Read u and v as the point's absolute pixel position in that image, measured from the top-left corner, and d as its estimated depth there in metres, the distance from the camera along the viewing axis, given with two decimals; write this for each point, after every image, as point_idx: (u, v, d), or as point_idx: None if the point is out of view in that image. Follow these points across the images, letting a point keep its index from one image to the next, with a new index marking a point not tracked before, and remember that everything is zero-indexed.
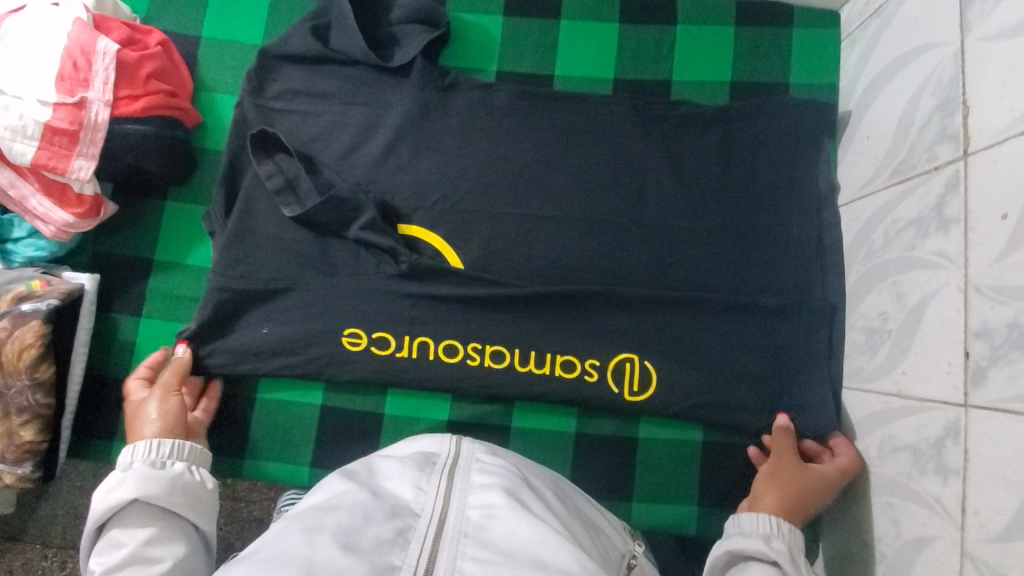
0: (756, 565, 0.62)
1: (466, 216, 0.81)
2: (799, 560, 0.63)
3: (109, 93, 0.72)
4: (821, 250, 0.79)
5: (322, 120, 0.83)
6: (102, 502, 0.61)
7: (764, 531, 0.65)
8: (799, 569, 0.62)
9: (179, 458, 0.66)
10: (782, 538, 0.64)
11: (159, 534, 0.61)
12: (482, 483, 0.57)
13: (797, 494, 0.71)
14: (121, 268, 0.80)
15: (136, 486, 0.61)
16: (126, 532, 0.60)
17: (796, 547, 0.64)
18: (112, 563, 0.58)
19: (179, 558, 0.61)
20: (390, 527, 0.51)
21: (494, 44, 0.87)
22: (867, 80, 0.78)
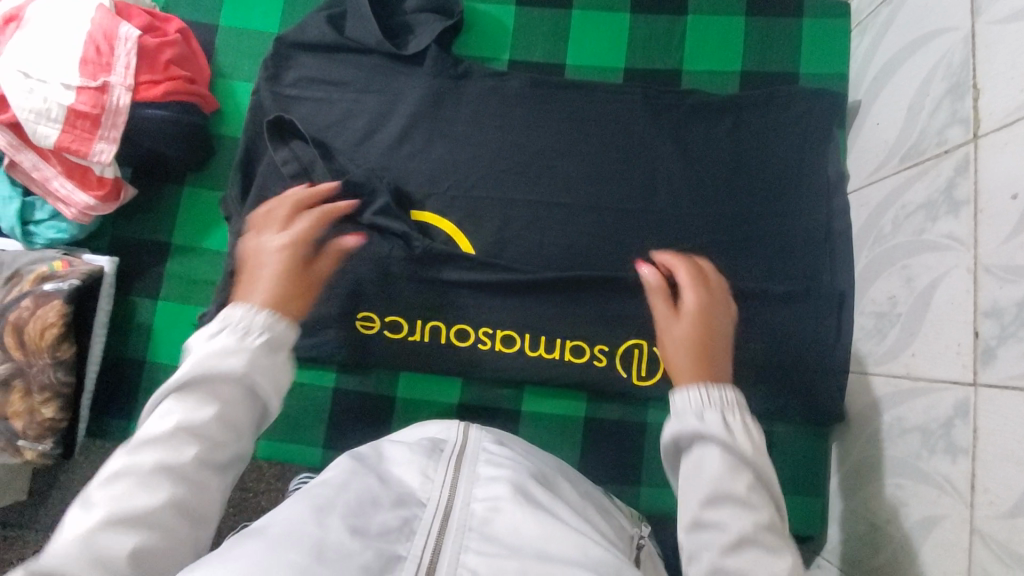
0: (704, 450, 0.56)
1: (478, 202, 0.82)
2: (733, 422, 0.56)
3: (131, 78, 0.74)
4: (830, 237, 0.80)
5: (337, 107, 0.84)
6: (209, 355, 0.53)
7: (696, 409, 0.57)
8: (739, 437, 0.55)
9: (286, 347, 0.58)
10: (720, 407, 0.57)
11: (241, 416, 0.54)
12: (488, 473, 0.57)
13: (701, 316, 0.64)
14: (139, 252, 0.81)
15: (244, 364, 0.53)
16: (211, 398, 0.53)
17: (730, 409, 0.57)
18: (192, 422, 0.51)
19: (241, 446, 0.55)
20: (397, 515, 0.52)
21: (506, 33, 0.88)
22: (877, 68, 0.79)
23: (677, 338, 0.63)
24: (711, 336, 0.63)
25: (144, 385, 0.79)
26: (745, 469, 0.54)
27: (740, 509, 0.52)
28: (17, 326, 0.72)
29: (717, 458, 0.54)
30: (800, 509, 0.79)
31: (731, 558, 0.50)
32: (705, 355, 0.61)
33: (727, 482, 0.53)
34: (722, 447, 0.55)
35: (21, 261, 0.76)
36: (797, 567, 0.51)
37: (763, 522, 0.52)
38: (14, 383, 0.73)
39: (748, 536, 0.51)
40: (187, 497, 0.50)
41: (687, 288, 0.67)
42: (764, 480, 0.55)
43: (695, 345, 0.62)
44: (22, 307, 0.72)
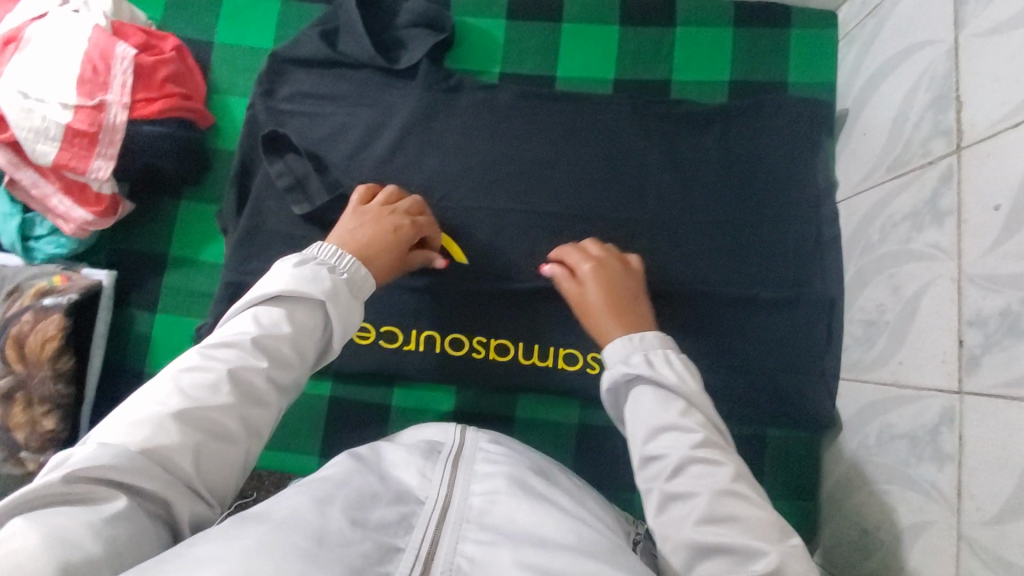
0: (636, 392, 0.62)
1: (469, 213, 0.83)
2: (658, 360, 0.62)
3: (127, 97, 0.75)
4: (819, 244, 0.80)
5: (330, 121, 0.85)
6: (296, 281, 0.59)
7: (623, 356, 0.64)
8: (666, 371, 0.61)
9: (362, 294, 0.64)
10: (644, 350, 0.63)
11: (311, 343, 0.60)
12: (488, 466, 0.58)
13: (601, 273, 0.72)
14: (137, 265, 0.83)
15: (326, 293, 0.60)
16: (285, 319, 0.58)
17: (653, 349, 0.64)
18: (270, 338, 0.57)
19: (301, 374, 0.60)
20: (395, 510, 0.52)
21: (497, 46, 0.89)
22: (863, 78, 0.79)
23: (596, 301, 0.70)
24: (622, 286, 0.71)
25: None
26: (678, 399, 0.59)
27: (678, 434, 0.57)
28: (17, 339, 0.73)
29: (649, 395, 0.60)
30: (790, 515, 0.79)
31: (676, 484, 0.55)
32: (623, 306, 0.69)
33: (661, 413, 0.59)
34: (649, 384, 0.61)
35: (21, 276, 0.77)
36: (739, 476, 0.54)
37: (700, 441, 0.56)
38: (16, 395, 0.73)
39: (688, 457, 0.55)
40: (250, 408, 0.54)
41: (577, 259, 0.75)
42: (699, 405, 0.59)
43: (609, 301, 0.70)
44: (22, 321, 0.73)
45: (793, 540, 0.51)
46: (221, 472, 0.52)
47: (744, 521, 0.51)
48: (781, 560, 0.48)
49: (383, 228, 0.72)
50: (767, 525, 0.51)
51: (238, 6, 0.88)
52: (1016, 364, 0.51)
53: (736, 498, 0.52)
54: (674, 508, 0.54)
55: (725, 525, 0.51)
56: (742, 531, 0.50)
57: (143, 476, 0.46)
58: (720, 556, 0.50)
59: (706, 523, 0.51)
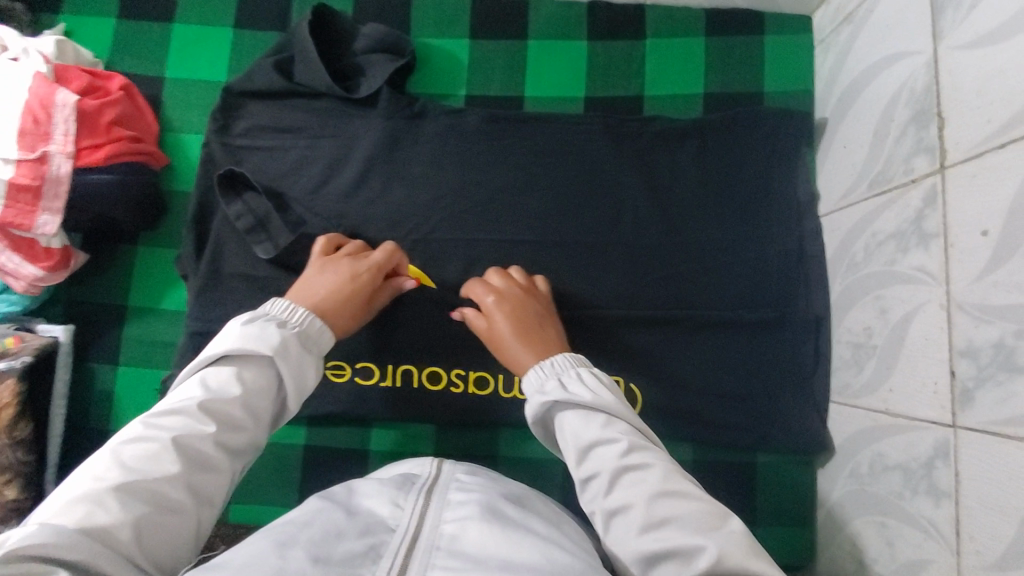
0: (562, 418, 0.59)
1: (440, 245, 0.80)
2: (571, 380, 0.60)
3: (71, 145, 0.71)
4: (803, 260, 0.78)
5: (291, 154, 0.82)
6: (241, 339, 0.57)
7: (537, 387, 0.62)
8: (580, 389, 0.59)
9: (314, 347, 0.62)
10: (556, 375, 0.62)
11: (264, 400, 0.56)
12: (459, 497, 0.55)
13: (507, 303, 0.70)
14: (97, 317, 0.79)
15: (274, 347, 0.57)
16: (235, 378, 0.55)
17: (567, 370, 0.62)
18: (218, 399, 0.53)
19: (256, 435, 0.56)
20: (362, 542, 0.49)
21: (461, 67, 0.86)
22: (841, 87, 0.76)
23: (503, 333, 0.69)
24: (528, 313, 0.70)
25: None
26: (600, 414, 0.57)
27: (605, 447, 0.54)
28: None
29: (568, 417, 0.58)
30: (785, 540, 0.78)
31: (614, 497, 0.51)
32: (532, 336, 0.68)
33: (585, 430, 0.56)
34: (570, 406, 0.58)
35: None
36: (670, 473, 0.51)
37: (628, 447, 0.53)
38: None
39: (619, 467, 0.52)
40: (200, 474, 0.50)
41: (481, 290, 0.73)
42: (620, 416, 0.57)
43: (516, 331, 0.68)
44: None
45: (734, 522, 0.47)
46: (169, 547, 0.47)
47: (685, 517, 0.47)
48: (724, 551, 0.44)
49: (342, 284, 0.68)
50: (706, 514, 0.47)
51: (188, 39, 0.84)
52: (1012, 401, 0.49)
53: (672, 496, 0.49)
54: (617, 522, 0.50)
55: (666, 528, 0.47)
56: (684, 530, 0.46)
57: (80, 552, 0.41)
58: (670, 562, 0.46)
59: (650, 529, 0.48)
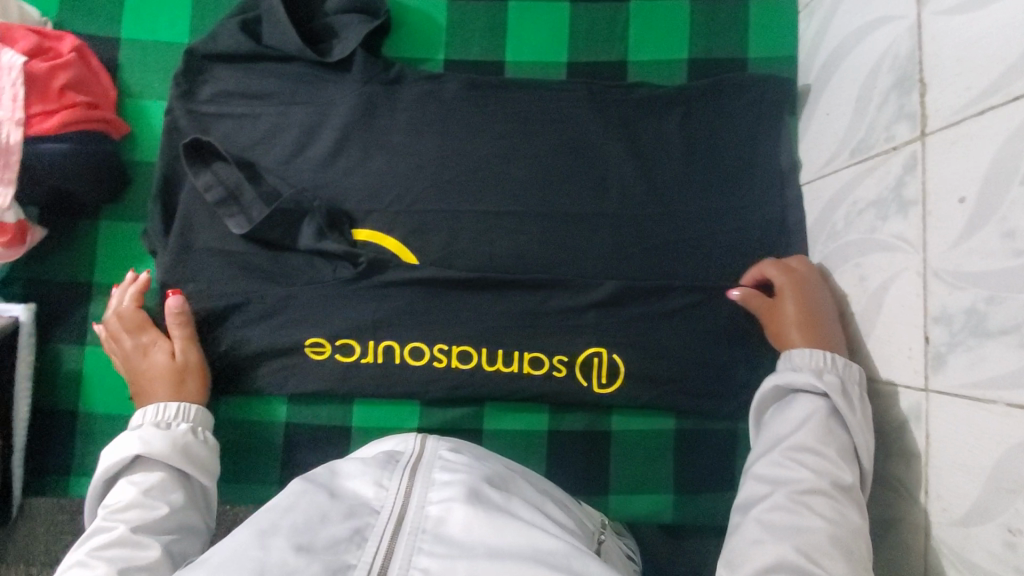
0: (804, 397, 0.62)
1: (421, 217, 0.78)
2: (850, 386, 0.61)
3: (21, 111, 0.66)
4: (784, 230, 0.78)
5: (261, 123, 0.78)
6: (112, 452, 0.62)
7: (816, 365, 0.63)
8: (853, 406, 0.60)
9: (185, 420, 0.67)
10: (839, 372, 0.62)
11: (164, 484, 0.62)
12: (448, 472, 0.55)
13: (798, 287, 0.70)
14: (61, 295, 0.75)
15: (140, 441, 0.63)
16: (131, 483, 0.62)
17: (851, 380, 0.62)
18: (120, 508, 0.59)
19: (179, 515, 0.61)
20: (346, 526, 0.50)
21: (439, 30, 0.82)
22: (825, 53, 0.76)
23: (780, 316, 0.70)
24: (814, 301, 0.69)
25: (81, 438, 0.74)
26: (841, 433, 0.59)
27: (823, 461, 0.57)
28: None
29: (808, 402, 0.62)
30: None
31: (804, 499, 0.55)
32: (811, 321, 0.68)
33: (844, 440, 0.59)
34: (828, 404, 0.61)
35: None
36: (858, 531, 0.54)
37: (843, 484, 0.56)
38: None
39: (826, 489, 0.56)
40: (135, 557, 0.55)
41: (775, 270, 0.73)
42: (863, 453, 0.58)
43: (801, 314, 0.68)
44: None
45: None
46: None
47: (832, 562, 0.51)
48: None
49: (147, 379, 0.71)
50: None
51: None
52: (980, 365, 0.51)
53: (840, 545, 0.52)
54: (782, 523, 0.54)
55: (824, 558, 0.51)
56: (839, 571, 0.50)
57: None
58: None
59: (807, 553, 0.51)
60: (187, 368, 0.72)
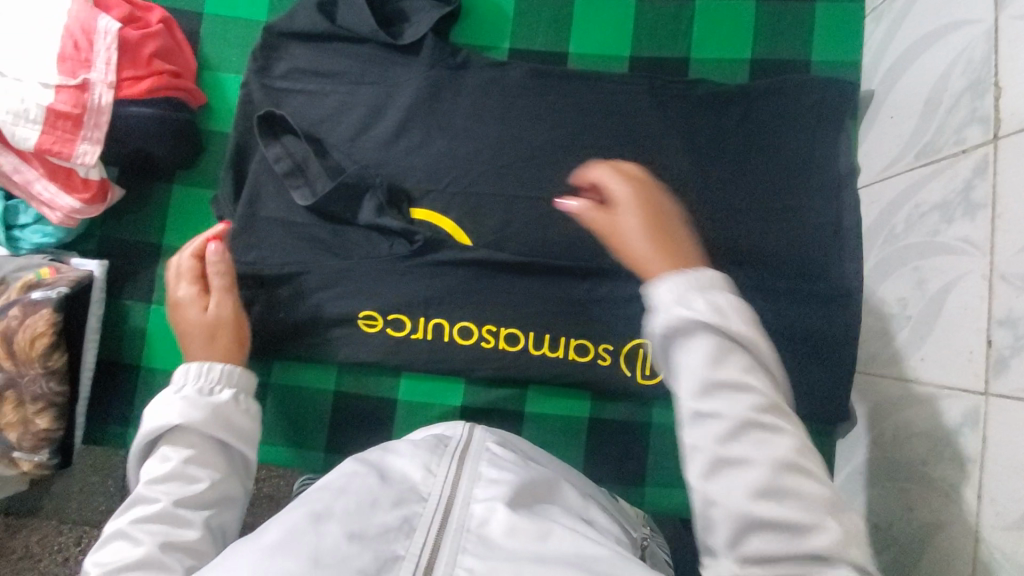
0: (705, 334, 0.46)
1: (478, 199, 0.80)
2: (714, 299, 0.47)
3: (112, 75, 0.69)
4: (839, 233, 0.78)
5: (330, 100, 0.80)
6: (153, 415, 0.60)
7: (674, 295, 0.47)
8: (729, 316, 0.46)
9: (229, 385, 0.63)
10: (703, 293, 0.47)
11: (203, 455, 0.60)
12: (495, 471, 0.56)
13: (637, 195, 0.54)
14: (131, 254, 0.79)
15: (181, 411, 0.59)
16: (173, 449, 0.60)
17: (717, 304, 0.47)
18: (160, 479, 0.58)
19: (218, 487, 0.60)
20: (397, 514, 0.50)
21: (506, 19, 0.84)
22: (892, 58, 0.76)
23: (634, 225, 0.53)
24: (655, 203, 0.55)
25: (140, 392, 0.77)
26: (733, 362, 0.46)
27: (729, 401, 0.45)
28: (6, 336, 0.69)
29: (672, 342, 0.47)
30: None
31: (734, 446, 0.45)
32: (658, 228, 0.53)
33: (718, 368, 0.46)
34: (710, 337, 0.46)
35: (7, 268, 0.71)
36: (801, 447, 0.45)
37: (762, 403, 0.45)
38: (5, 394, 0.69)
39: (746, 420, 0.45)
40: (174, 535, 0.55)
41: (608, 175, 0.56)
42: (751, 385, 0.45)
43: (656, 224, 0.53)
44: (9, 317, 0.69)
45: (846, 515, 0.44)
46: None
47: (799, 497, 0.43)
48: (846, 539, 0.42)
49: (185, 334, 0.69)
50: (825, 502, 0.43)
51: None
52: None
53: (798, 471, 0.44)
54: (729, 471, 0.44)
55: (788, 499, 0.43)
56: (805, 508, 0.43)
57: None
58: (772, 531, 0.43)
59: (766, 495, 0.43)
60: (219, 322, 0.70)
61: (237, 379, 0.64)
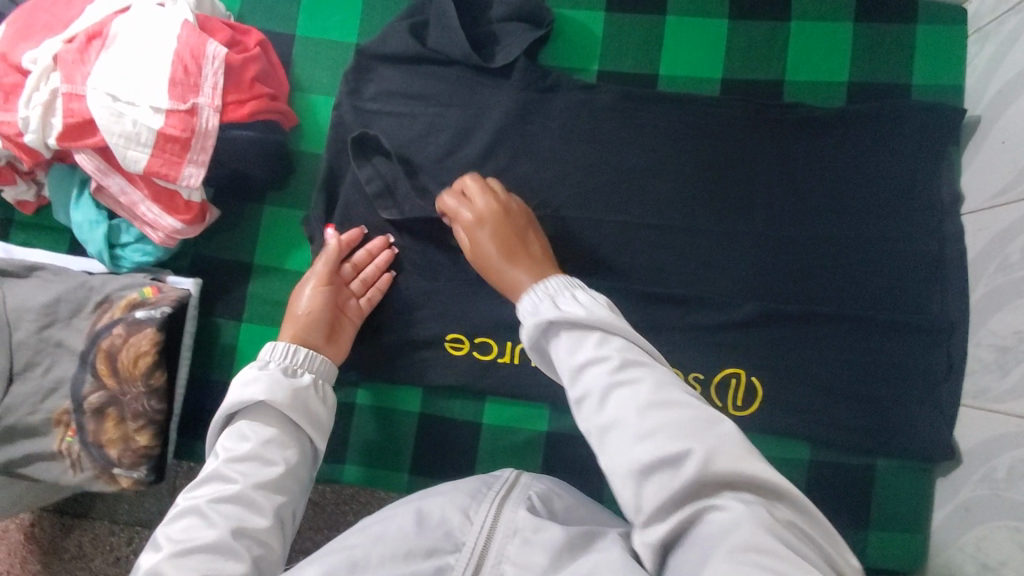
0: (566, 329, 0.54)
1: (566, 223, 0.79)
2: (563, 300, 0.56)
3: (219, 99, 0.70)
4: (941, 262, 0.76)
5: (419, 122, 0.81)
6: (238, 391, 0.61)
7: (553, 298, 0.57)
8: (572, 307, 0.54)
9: (309, 370, 0.66)
10: (550, 296, 0.57)
11: (281, 438, 0.60)
12: (533, 525, 0.51)
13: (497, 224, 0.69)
14: (223, 272, 0.80)
15: (267, 389, 0.61)
16: (252, 428, 0.60)
17: (558, 293, 0.57)
18: (237, 457, 0.58)
19: (291, 473, 0.60)
20: (429, 566, 0.49)
21: (596, 42, 0.84)
22: (1001, 82, 0.74)
23: (491, 259, 0.68)
24: (511, 231, 0.69)
25: None
26: (591, 335, 0.53)
27: (597, 368, 0.50)
28: (109, 354, 0.70)
29: (567, 342, 0.53)
30: (898, 543, 0.77)
31: (609, 404, 0.48)
32: (519, 253, 0.67)
33: (577, 350, 0.52)
34: (563, 325, 0.54)
35: (110, 287, 0.73)
36: (662, 383, 0.49)
37: (624, 362, 0.50)
38: (107, 411, 0.70)
39: (610, 382, 0.49)
40: (248, 519, 0.55)
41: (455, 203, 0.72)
42: (623, 349, 0.51)
43: (501, 252, 0.67)
44: (114, 335, 0.70)
45: (726, 426, 0.46)
46: None
47: (673, 428, 0.45)
48: (709, 453, 0.44)
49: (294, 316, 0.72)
50: (700, 422, 0.46)
51: None
52: None
53: (662, 406, 0.47)
54: (614, 429, 0.47)
55: (658, 433, 0.45)
56: (671, 438, 0.45)
57: None
58: (663, 472, 0.45)
59: (647, 438, 0.46)
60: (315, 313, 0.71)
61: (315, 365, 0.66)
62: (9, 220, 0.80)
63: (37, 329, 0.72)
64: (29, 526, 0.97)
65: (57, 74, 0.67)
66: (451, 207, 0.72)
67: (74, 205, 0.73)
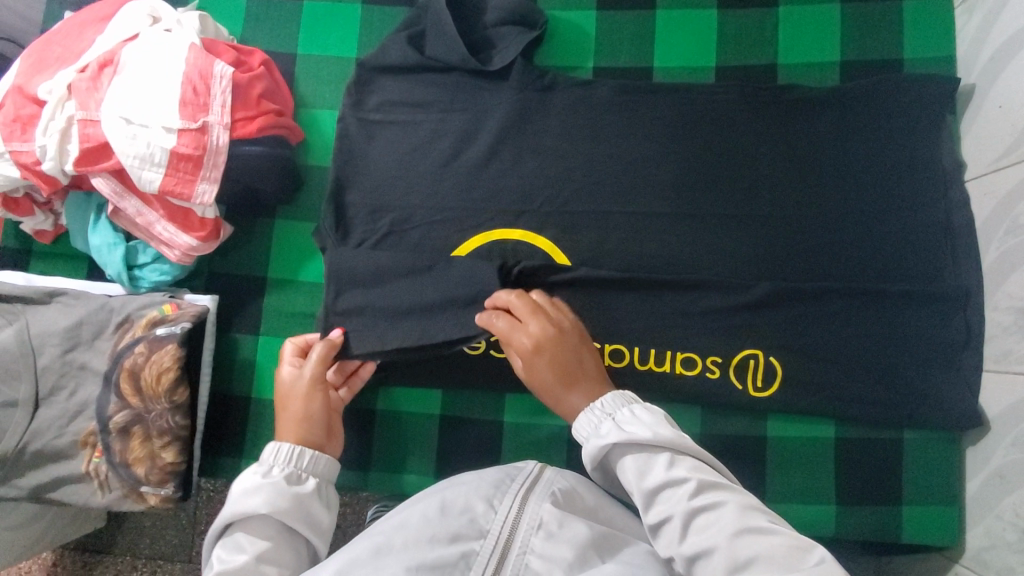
0: (630, 451, 0.57)
1: (574, 217, 0.80)
2: (626, 420, 0.59)
3: (228, 116, 0.72)
4: (951, 231, 0.76)
5: (423, 128, 0.82)
6: (238, 499, 0.56)
7: (610, 412, 0.61)
8: (637, 427, 0.58)
9: (313, 474, 0.62)
10: (609, 415, 0.61)
11: (276, 549, 0.55)
12: (557, 520, 0.52)
13: (550, 347, 0.68)
14: (238, 288, 0.81)
15: (269, 499, 0.56)
16: (251, 538, 0.55)
17: (615, 411, 0.61)
18: (231, 571, 0.52)
19: None
20: (454, 550, 0.49)
21: (589, 40, 0.86)
22: (993, 48, 0.75)
23: (547, 385, 0.68)
24: (566, 356, 0.68)
25: (252, 422, 0.78)
26: (659, 454, 0.56)
27: (672, 493, 0.54)
28: (132, 372, 0.71)
29: (633, 464, 0.57)
30: (934, 517, 0.76)
31: (692, 537, 0.52)
32: (575, 377, 0.68)
33: (648, 476, 0.55)
34: (627, 446, 0.58)
35: (130, 307, 0.74)
36: (744, 509, 0.52)
37: (700, 487, 0.53)
38: (133, 429, 0.71)
39: (690, 509, 0.52)
40: None
41: (505, 328, 0.69)
42: (696, 471, 0.55)
43: (560, 380, 0.68)
44: (136, 353, 0.71)
45: (820, 554, 0.49)
46: None
47: (767, 558, 0.48)
48: None
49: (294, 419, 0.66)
50: (792, 552, 0.48)
51: (319, 16, 0.86)
52: None
53: (752, 533, 0.50)
54: (703, 558, 0.50)
55: (754, 566, 0.48)
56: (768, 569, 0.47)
57: None
58: None
59: (742, 570, 0.48)
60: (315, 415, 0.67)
61: (322, 471, 0.62)
62: (28, 250, 0.82)
63: (60, 352, 0.73)
64: (53, 566, 0.98)
65: (72, 102, 0.70)
66: (501, 331, 0.68)
67: (92, 229, 0.75)
